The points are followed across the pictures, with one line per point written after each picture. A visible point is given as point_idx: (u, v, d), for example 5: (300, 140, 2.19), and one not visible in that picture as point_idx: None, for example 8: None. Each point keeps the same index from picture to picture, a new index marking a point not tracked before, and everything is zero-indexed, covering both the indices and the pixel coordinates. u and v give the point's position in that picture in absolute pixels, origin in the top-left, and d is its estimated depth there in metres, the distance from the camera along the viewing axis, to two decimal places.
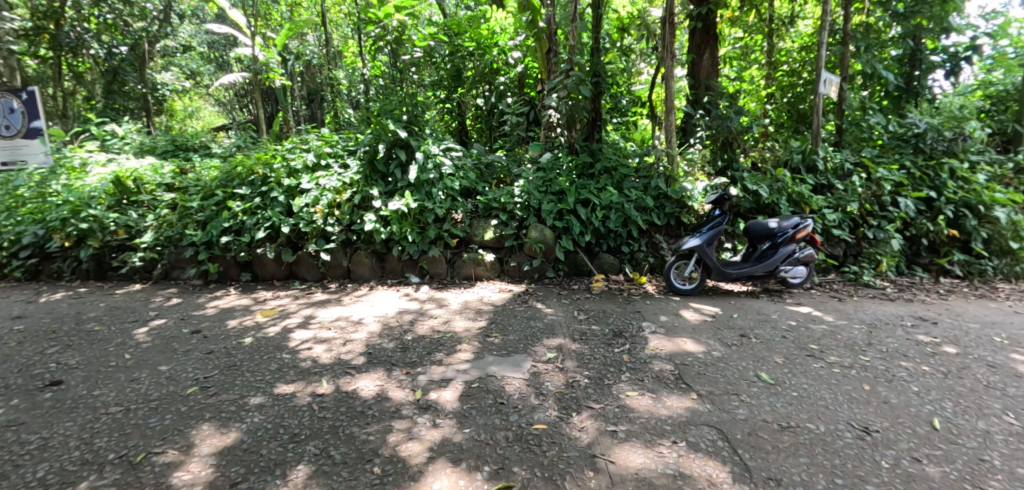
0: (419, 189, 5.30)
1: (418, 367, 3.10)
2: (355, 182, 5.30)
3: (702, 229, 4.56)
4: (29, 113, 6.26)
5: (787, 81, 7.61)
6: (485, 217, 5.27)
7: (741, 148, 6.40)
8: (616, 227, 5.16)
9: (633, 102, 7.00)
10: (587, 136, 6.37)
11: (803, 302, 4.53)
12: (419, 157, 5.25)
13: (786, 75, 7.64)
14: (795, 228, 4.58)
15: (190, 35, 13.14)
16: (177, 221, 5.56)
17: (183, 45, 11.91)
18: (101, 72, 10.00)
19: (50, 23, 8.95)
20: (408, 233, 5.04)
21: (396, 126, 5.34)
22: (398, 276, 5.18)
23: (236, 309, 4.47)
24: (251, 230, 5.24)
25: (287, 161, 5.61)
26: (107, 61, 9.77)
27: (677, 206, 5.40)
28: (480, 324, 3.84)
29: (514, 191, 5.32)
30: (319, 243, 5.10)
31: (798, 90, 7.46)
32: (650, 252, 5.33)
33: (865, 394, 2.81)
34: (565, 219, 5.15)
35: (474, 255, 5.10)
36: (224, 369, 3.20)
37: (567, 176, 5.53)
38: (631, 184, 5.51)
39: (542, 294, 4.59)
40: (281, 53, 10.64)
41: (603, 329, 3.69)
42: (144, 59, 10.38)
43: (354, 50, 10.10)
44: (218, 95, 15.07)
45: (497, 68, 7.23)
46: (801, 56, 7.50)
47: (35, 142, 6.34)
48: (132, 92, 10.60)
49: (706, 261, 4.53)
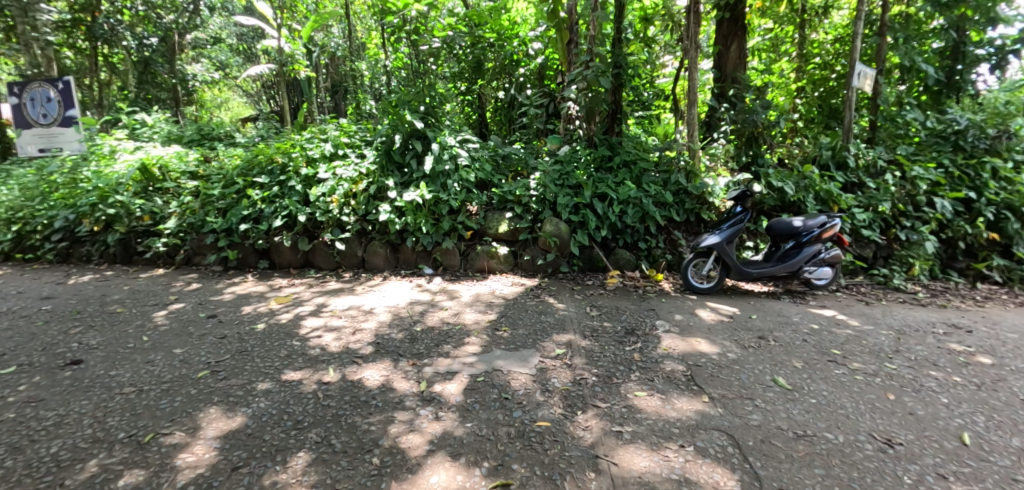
0: (434, 180, 5.25)
1: (425, 359, 3.07)
2: (371, 172, 5.30)
3: (721, 227, 4.41)
4: (65, 103, 6.52)
5: (819, 74, 7.44)
6: (499, 210, 5.22)
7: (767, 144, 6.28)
8: (634, 222, 5.03)
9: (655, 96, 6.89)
10: (607, 129, 6.25)
11: (827, 305, 4.35)
12: (434, 148, 5.19)
13: (818, 68, 7.47)
14: (821, 227, 4.38)
15: (220, 27, 13.34)
16: (199, 208, 5.67)
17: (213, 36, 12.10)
18: (134, 63, 10.33)
19: (86, 15, 9.21)
20: (422, 224, 5.02)
21: (412, 117, 5.31)
22: (411, 267, 5.18)
23: (252, 295, 4.52)
24: (269, 218, 5.29)
25: (305, 150, 5.65)
26: (138, 52, 10.19)
27: (697, 202, 5.25)
28: (489, 317, 3.79)
29: (530, 183, 5.21)
30: (335, 233, 5.13)
31: (831, 85, 7.37)
32: (667, 248, 5.19)
33: (889, 403, 2.67)
34: (582, 213, 5.03)
35: (488, 248, 5.06)
36: (236, 354, 3.22)
37: (584, 170, 5.42)
38: (650, 178, 5.35)
39: (555, 289, 4.52)
40: (305, 45, 10.76)
41: (615, 326, 3.60)
42: (174, 50, 10.55)
43: (377, 41, 10.14)
44: (246, 86, 15.37)
45: (517, 60, 7.18)
46: (836, 49, 7.37)
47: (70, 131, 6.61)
48: (164, 82, 10.88)
49: (725, 259, 4.38)
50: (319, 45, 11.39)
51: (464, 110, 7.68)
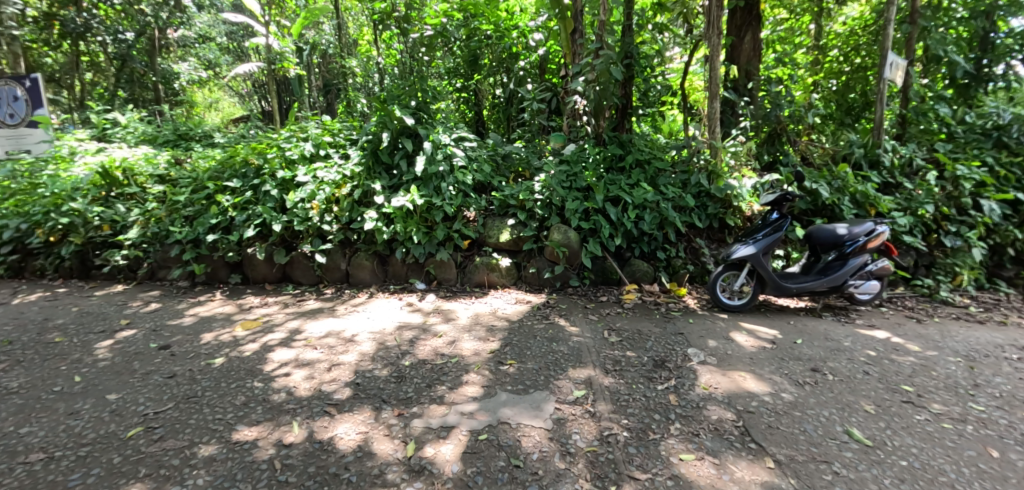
0: (427, 183, 4.66)
1: (413, 407, 2.50)
2: (355, 174, 4.71)
3: (756, 235, 3.86)
4: (32, 102, 6.48)
5: (834, 67, 6.90)
6: (500, 216, 4.64)
7: (792, 140, 5.87)
8: (651, 229, 4.47)
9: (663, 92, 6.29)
10: (616, 126, 5.78)
11: (876, 326, 3.82)
12: (427, 147, 4.61)
13: (835, 61, 6.97)
14: (868, 236, 3.86)
15: (209, 25, 12.62)
16: (164, 215, 5.07)
17: (200, 34, 11.52)
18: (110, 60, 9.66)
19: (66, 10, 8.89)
20: (414, 233, 4.44)
21: (402, 112, 4.74)
22: (402, 281, 4.60)
23: (217, 319, 3.93)
24: (240, 227, 4.68)
25: (283, 151, 5.06)
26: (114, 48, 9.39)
27: (720, 206, 4.72)
28: (492, 346, 3.23)
29: (534, 185, 4.64)
30: (315, 243, 4.55)
31: (844, 78, 6.80)
32: (688, 258, 4.64)
33: (997, 465, 2.13)
34: (592, 220, 4.47)
35: (488, 259, 4.48)
36: (181, 401, 2.68)
37: (593, 170, 4.88)
38: (667, 179, 4.83)
39: (565, 307, 3.95)
40: (296, 43, 10.06)
41: (641, 358, 3.04)
42: (154, 46, 9.97)
43: (369, 38, 9.50)
44: (236, 86, 14.67)
45: (516, 52, 6.62)
46: (853, 40, 6.76)
47: (38, 131, 6.55)
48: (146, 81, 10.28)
49: (760, 273, 3.82)
50: (311, 43, 10.70)
51: (459, 107, 7.11)
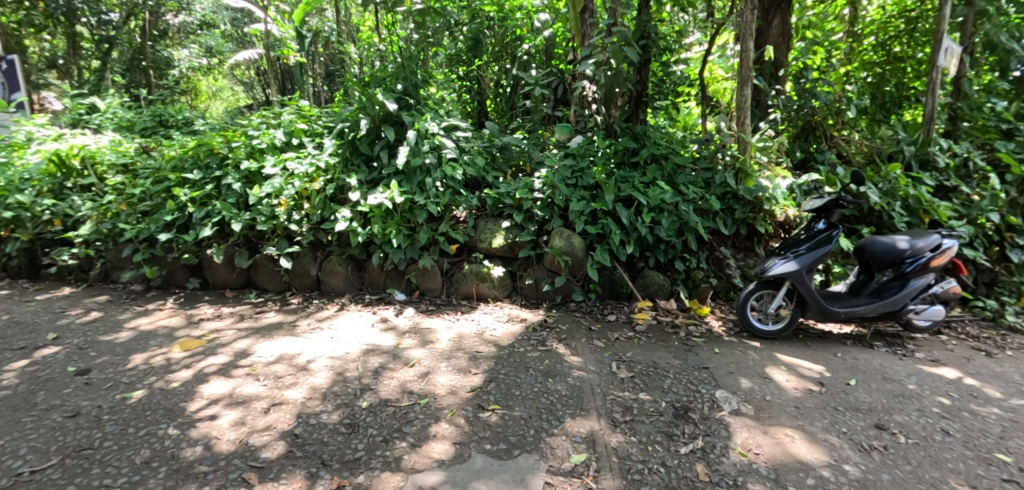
0: (410, 178, 4.04)
1: (361, 477, 1.91)
2: (329, 167, 4.13)
3: (798, 248, 3.22)
4: (9, 86, 6.29)
5: (869, 57, 6.13)
6: (494, 217, 4.02)
7: (828, 135, 5.24)
8: (669, 235, 3.83)
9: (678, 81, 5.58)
10: (629, 116, 5.13)
11: (940, 361, 3.20)
12: (410, 136, 3.97)
13: (870, 50, 6.15)
14: (933, 251, 3.24)
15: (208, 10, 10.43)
16: (119, 210, 4.51)
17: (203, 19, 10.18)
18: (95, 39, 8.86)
19: None
20: (393, 235, 3.82)
21: (384, 96, 4.13)
22: (380, 290, 4.00)
23: (158, 334, 3.35)
24: (198, 225, 4.10)
25: (250, 138, 4.45)
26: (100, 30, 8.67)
27: (749, 209, 4.07)
28: (473, 382, 2.62)
29: (534, 182, 4.02)
30: (281, 246, 3.96)
31: (879, 70, 6.04)
32: (711, 270, 4.01)
33: None
34: (600, 223, 3.83)
35: (478, 267, 3.85)
36: (71, 453, 2.08)
37: (603, 165, 4.26)
38: (686, 178, 4.23)
39: (566, 329, 3.33)
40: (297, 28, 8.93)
41: (658, 405, 2.44)
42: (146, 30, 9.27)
43: (370, 23, 8.75)
44: (240, 75, 14.02)
45: (520, 35, 5.96)
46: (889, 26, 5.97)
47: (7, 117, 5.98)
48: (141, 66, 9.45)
49: (802, 293, 3.20)
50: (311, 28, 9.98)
51: (459, 97, 6.48)
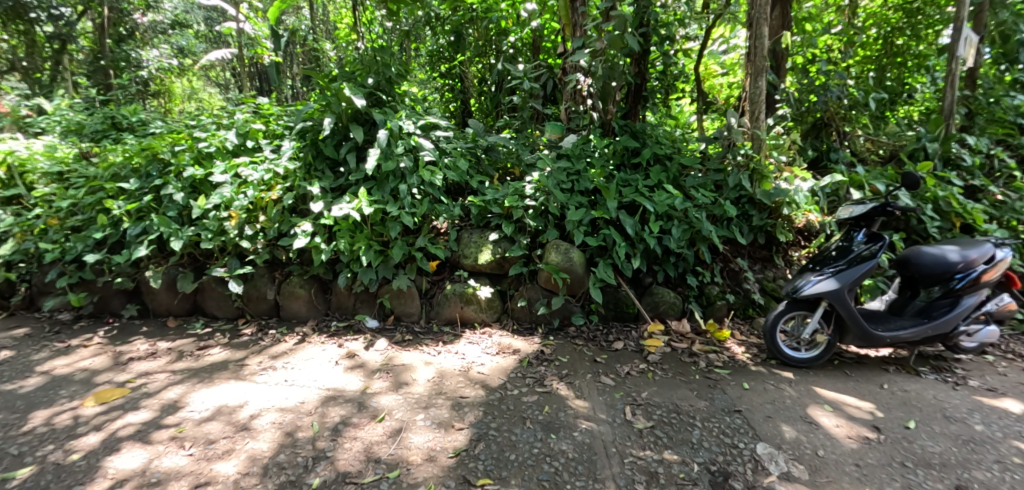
0: (382, 185, 3.49)
1: None
2: (288, 172, 3.57)
3: (836, 264, 2.76)
4: None
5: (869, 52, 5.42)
6: (479, 229, 3.51)
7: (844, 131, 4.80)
8: (680, 247, 3.35)
9: (677, 75, 5.04)
10: (627, 112, 4.68)
11: (998, 390, 2.75)
12: (382, 137, 3.43)
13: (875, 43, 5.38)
14: (989, 263, 2.79)
15: (177, 8, 9.79)
16: (45, 226, 3.88)
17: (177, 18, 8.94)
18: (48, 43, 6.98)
19: None
20: (362, 252, 3.27)
21: (351, 91, 3.57)
22: (349, 316, 3.44)
23: (75, 380, 2.78)
24: (134, 243, 3.52)
25: (198, 141, 3.87)
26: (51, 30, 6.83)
27: (767, 215, 3.62)
28: (457, 443, 2.10)
29: (525, 188, 3.52)
30: (231, 266, 3.39)
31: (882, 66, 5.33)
32: (727, 284, 3.53)
33: None
34: (602, 235, 3.34)
35: (462, 287, 3.32)
36: None
37: (602, 168, 3.77)
38: (695, 180, 3.76)
39: (566, 362, 2.83)
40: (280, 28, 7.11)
41: (688, 471, 1.95)
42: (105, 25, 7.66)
43: (347, 19, 7.95)
44: (216, 79, 13.19)
45: (505, 28, 5.42)
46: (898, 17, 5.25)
47: None
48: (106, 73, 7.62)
49: (841, 315, 2.75)
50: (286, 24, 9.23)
51: (441, 96, 5.96)
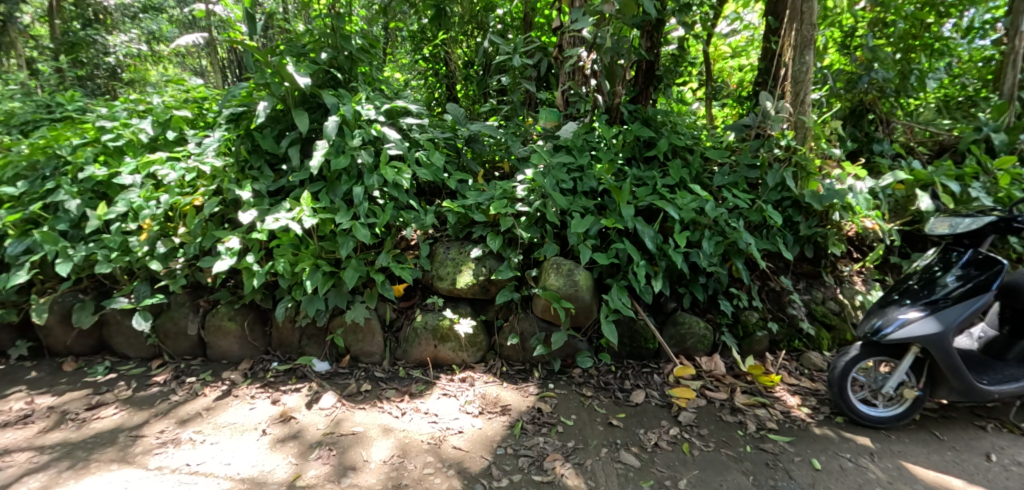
0: (334, 187, 2.74)
1: None
2: (215, 171, 2.80)
3: (934, 295, 2.12)
4: None
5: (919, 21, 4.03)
6: (458, 242, 2.78)
7: (887, 120, 4.01)
8: (712, 264, 2.65)
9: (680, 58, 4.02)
10: (637, 96, 3.97)
11: None
12: (332, 125, 2.65)
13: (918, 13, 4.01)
14: None
15: None
16: None
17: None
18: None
19: None
20: (305, 274, 2.53)
21: (295, 67, 2.78)
22: (293, 356, 2.71)
23: None
24: (17, 265, 2.74)
25: (104, 132, 3.08)
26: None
27: (815, 222, 2.94)
28: None
29: (517, 189, 2.78)
30: (139, 294, 2.67)
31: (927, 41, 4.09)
32: (767, 309, 2.85)
33: None
34: (614, 250, 2.61)
35: (436, 319, 2.60)
36: None
37: (611, 163, 3.04)
38: (726, 178, 3.05)
39: (572, 426, 2.13)
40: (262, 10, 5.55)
41: None
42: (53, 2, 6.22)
43: None
44: None
45: (492, 0, 4.56)
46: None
47: None
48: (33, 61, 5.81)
49: (937, 363, 2.08)
50: None
51: (423, 82, 4.94)
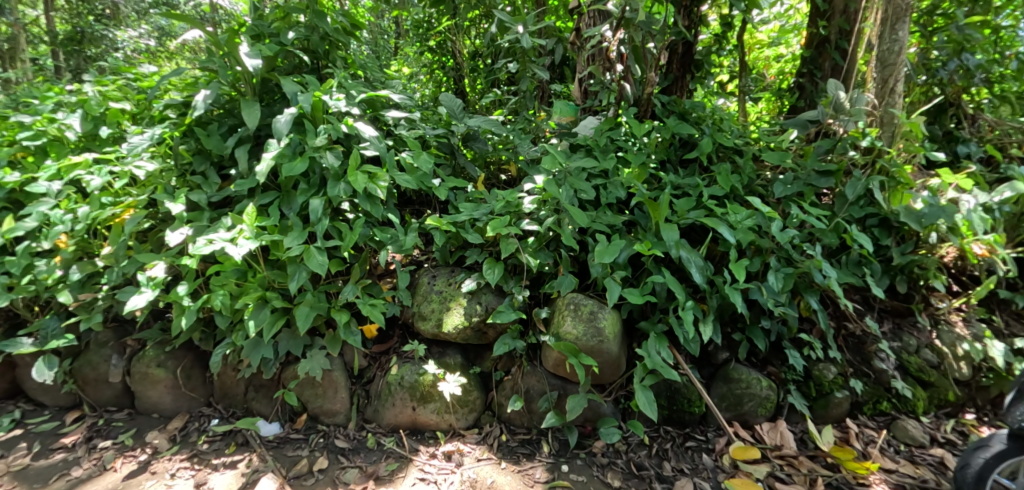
0: (290, 198, 2.15)
1: None
2: (149, 176, 2.23)
3: None
4: None
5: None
6: (448, 270, 2.18)
7: (973, 114, 3.02)
8: (778, 303, 2.01)
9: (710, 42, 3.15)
10: (671, 85, 3.27)
11: None
12: (286, 118, 2.06)
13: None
14: None
15: None
16: None
17: None
18: None
19: None
20: (247, 313, 1.95)
21: (248, 45, 2.18)
22: (238, 412, 2.14)
23: None
24: None
25: (22, 129, 2.52)
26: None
27: (909, 246, 2.27)
28: None
29: (524, 201, 2.15)
30: (47, 331, 2.15)
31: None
32: (846, 361, 2.19)
33: None
34: (649, 284, 1.98)
35: (414, 374, 2.00)
36: None
37: (643, 168, 2.39)
38: (790, 187, 2.38)
39: None
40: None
41: None
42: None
43: None
44: None
45: None
46: None
47: None
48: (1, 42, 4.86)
49: None
50: None
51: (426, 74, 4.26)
